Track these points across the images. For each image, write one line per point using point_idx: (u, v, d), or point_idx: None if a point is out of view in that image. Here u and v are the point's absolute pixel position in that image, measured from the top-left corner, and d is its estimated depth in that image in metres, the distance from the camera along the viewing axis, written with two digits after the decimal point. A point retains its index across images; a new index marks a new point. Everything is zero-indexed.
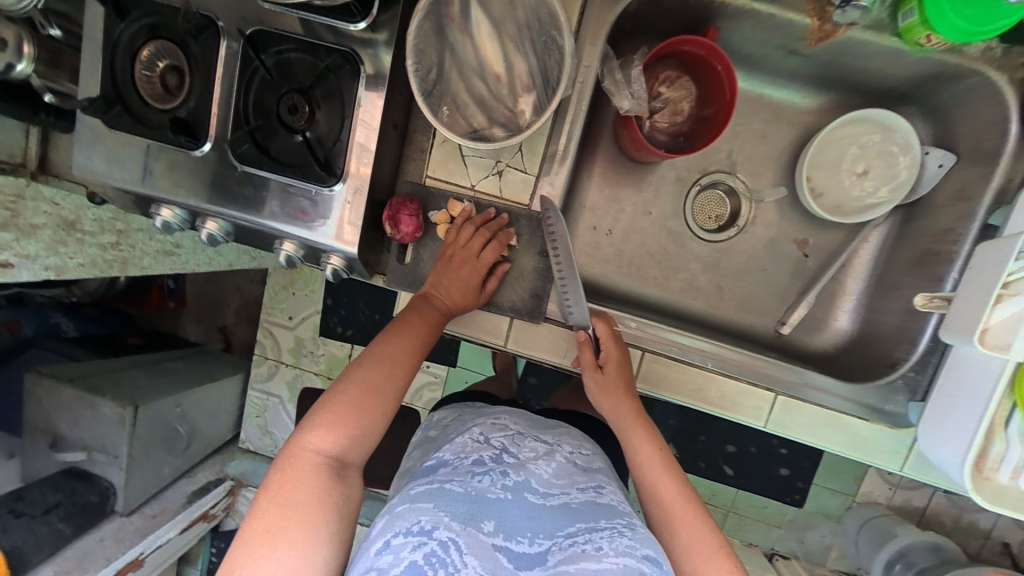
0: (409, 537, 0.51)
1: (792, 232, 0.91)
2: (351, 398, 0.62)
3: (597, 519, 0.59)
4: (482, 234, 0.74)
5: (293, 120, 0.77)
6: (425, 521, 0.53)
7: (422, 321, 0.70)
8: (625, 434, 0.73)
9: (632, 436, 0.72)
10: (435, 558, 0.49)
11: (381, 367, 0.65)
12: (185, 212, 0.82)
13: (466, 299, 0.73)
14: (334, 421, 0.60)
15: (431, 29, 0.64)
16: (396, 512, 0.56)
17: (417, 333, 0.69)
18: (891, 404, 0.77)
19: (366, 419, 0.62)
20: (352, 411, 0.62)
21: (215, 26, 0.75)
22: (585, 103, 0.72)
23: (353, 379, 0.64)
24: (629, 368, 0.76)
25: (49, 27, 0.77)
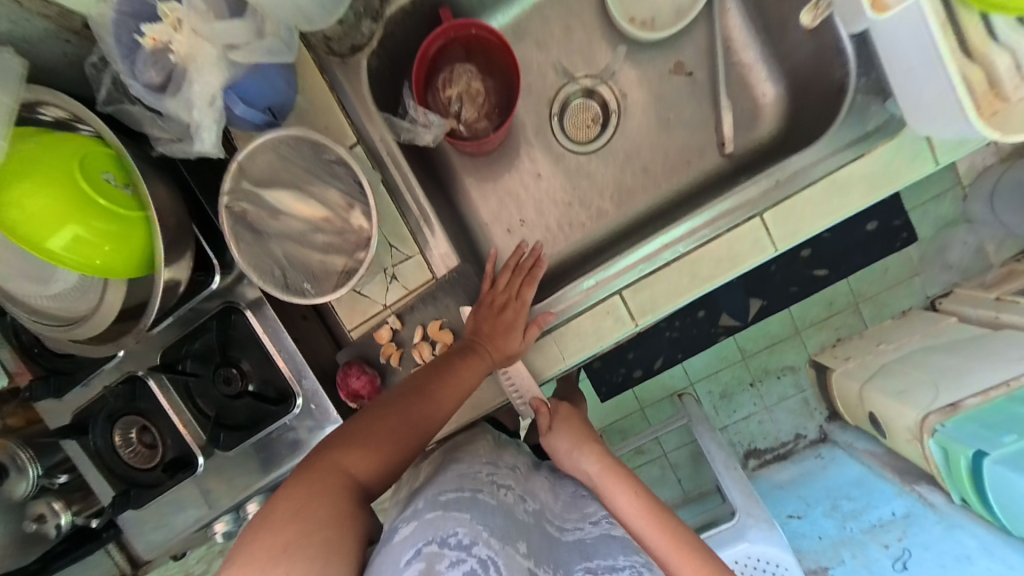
0: (446, 550, 0.51)
1: (661, 69, 0.83)
2: (388, 428, 0.61)
3: (614, 556, 0.62)
4: (519, 277, 0.75)
5: (231, 389, 0.79)
6: (463, 534, 0.53)
7: (466, 364, 0.69)
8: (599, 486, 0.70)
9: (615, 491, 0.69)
10: (475, 574, 0.50)
11: (419, 399, 0.65)
12: (232, 513, 0.87)
13: (504, 349, 0.71)
14: (374, 445, 0.60)
15: (252, 239, 0.65)
16: (426, 518, 0.54)
17: (461, 375, 0.68)
18: (871, 123, 0.64)
19: (399, 449, 0.61)
20: (390, 433, 0.61)
21: (135, 378, 0.79)
22: (405, 164, 0.71)
23: (393, 408, 0.63)
24: (581, 425, 0.78)
25: (56, 477, 0.89)
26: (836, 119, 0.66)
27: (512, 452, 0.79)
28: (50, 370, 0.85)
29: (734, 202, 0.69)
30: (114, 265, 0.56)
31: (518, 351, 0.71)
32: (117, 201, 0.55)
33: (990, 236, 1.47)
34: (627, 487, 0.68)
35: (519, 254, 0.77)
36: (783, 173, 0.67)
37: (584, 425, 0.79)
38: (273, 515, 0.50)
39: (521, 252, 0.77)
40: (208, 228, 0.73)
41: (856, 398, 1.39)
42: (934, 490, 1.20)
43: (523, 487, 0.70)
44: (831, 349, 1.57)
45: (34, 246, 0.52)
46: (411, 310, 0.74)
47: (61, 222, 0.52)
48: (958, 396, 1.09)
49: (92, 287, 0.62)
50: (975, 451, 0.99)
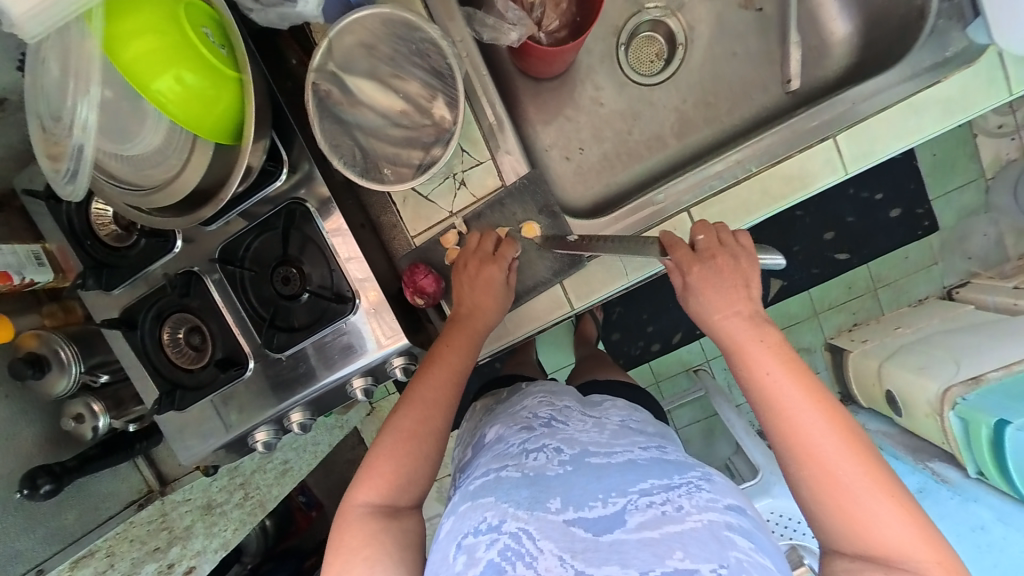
0: (480, 538, 0.53)
1: (730, 3, 0.84)
2: (398, 434, 0.64)
3: (670, 476, 0.59)
4: (489, 239, 0.72)
5: (289, 289, 0.79)
6: (491, 517, 0.55)
7: (448, 349, 0.69)
8: (736, 349, 0.59)
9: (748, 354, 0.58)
10: (510, 552, 0.51)
11: (408, 417, 0.65)
12: (272, 425, 0.86)
13: (493, 313, 0.71)
14: (390, 454, 0.62)
15: (335, 123, 0.66)
16: (460, 514, 0.59)
17: (446, 362, 0.68)
18: (951, 48, 0.66)
19: (415, 451, 0.63)
20: (406, 444, 0.63)
21: (193, 273, 0.80)
22: (482, 67, 0.72)
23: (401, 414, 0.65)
24: (727, 274, 0.61)
25: (97, 377, 0.89)
26: (915, 44, 0.67)
27: (549, 401, 0.79)
28: (99, 263, 0.83)
29: (810, 122, 0.68)
30: (205, 121, 0.55)
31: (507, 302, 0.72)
32: (218, 56, 0.55)
33: (1010, 226, 1.50)
34: (774, 351, 0.58)
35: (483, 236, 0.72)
36: (858, 97, 0.68)
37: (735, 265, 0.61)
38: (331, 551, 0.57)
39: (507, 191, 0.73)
40: (281, 121, 0.73)
41: (873, 376, 1.39)
42: (947, 465, 1.21)
43: (559, 435, 0.68)
44: (848, 332, 1.59)
45: (139, 85, 0.52)
46: (478, 217, 0.75)
47: (167, 66, 0.52)
48: (980, 370, 1.12)
49: (174, 152, 0.61)
50: (998, 419, 1.01)
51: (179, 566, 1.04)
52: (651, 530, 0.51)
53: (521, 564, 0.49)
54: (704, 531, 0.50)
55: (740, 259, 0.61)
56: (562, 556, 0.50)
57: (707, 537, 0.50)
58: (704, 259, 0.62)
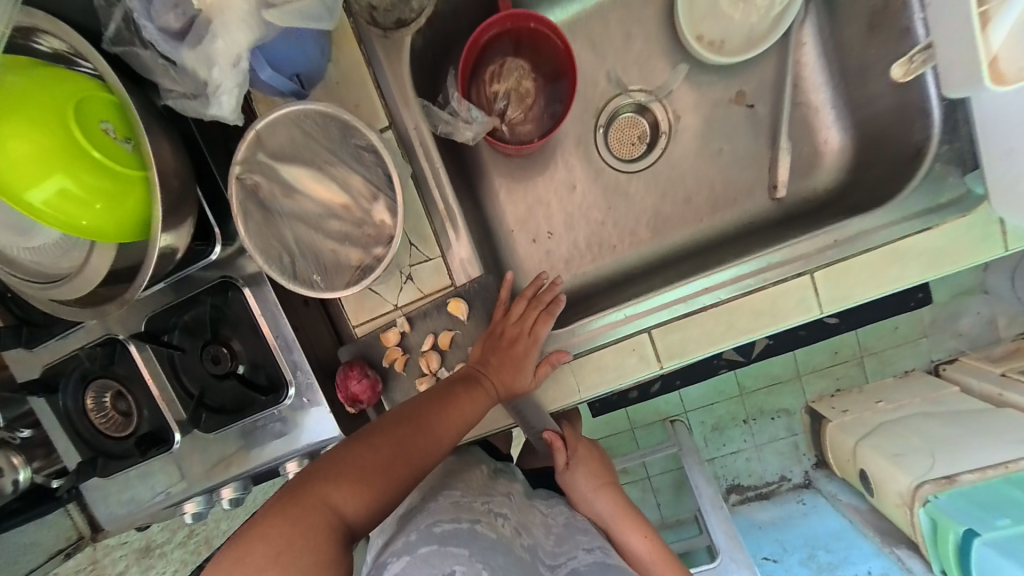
0: None
1: (721, 96, 0.77)
2: (374, 460, 0.57)
3: None
4: (535, 309, 0.69)
5: (220, 368, 0.74)
6: (459, 571, 0.53)
7: (469, 395, 0.65)
8: (616, 529, 0.74)
9: (620, 527, 0.74)
10: None
11: (422, 431, 0.60)
12: (203, 495, 0.82)
13: (510, 389, 0.67)
14: (360, 478, 0.55)
15: (262, 217, 0.60)
16: (421, 555, 0.55)
17: (460, 409, 0.64)
18: (946, 195, 0.60)
19: (390, 485, 0.57)
20: (383, 474, 0.56)
21: (117, 341, 0.74)
22: (438, 159, 0.65)
23: (393, 436, 0.59)
24: (599, 464, 0.79)
25: (18, 432, 0.85)
26: (908, 184, 0.61)
27: (507, 479, 0.78)
28: (21, 320, 0.77)
29: (787, 255, 0.64)
30: (105, 227, 0.50)
31: (525, 388, 0.68)
32: (113, 155, 0.49)
33: (1004, 312, 1.44)
34: (638, 525, 0.74)
35: (537, 285, 0.71)
36: (842, 233, 0.62)
37: (600, 461, 0.80)
38: (234, 564, 0.47)
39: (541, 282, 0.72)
40: (215, 196, 0.67)
41: (848, 454, 1.35)
42: (914, 555, 1.19)
43: (518, 515, 0.69)
44: (829, 399, 1.54)
45: (15, 196, 0.46)
46: (424, 316, 0.69)
47: (48, 173, 0.46)
48: (954, 470, 1.08)
49: (76, 246, 0.57)
50: (967, 528, 0.96)
51: None
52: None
53: None
54: None
55: (599, 455, 0.81)
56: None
57: None
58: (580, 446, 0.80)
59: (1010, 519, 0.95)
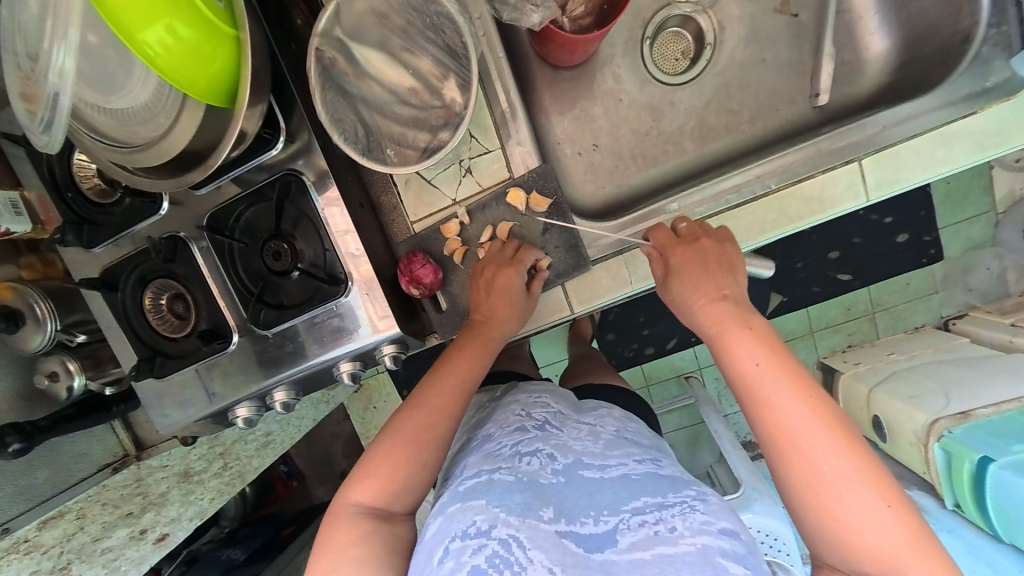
0: (468, 542, 0.52)
1: (765, 6, 0.79)
2: (394, 448, 0.62)
3: (664, 494, 0.58)
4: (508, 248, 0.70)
5: (280, 265, 0.76)
6: (481, 521, 0.54)
7: (462, 355, 0.67)
8: (718, 335, 0.58)
9: (730, 341, 0.56)
10: (498, 559, 0.50)
11: (430, 407, 0.64)
12: (254, 401, 0.83)
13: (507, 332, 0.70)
14: (385, 467, 0.61)
15: (337, 93, 0.61)
16: (449, 514, 0.57)
17: (459, 371, 0.66)
18: (991, 79, 0.62)
19: (419, 460, 0.62)
20: (407, 455, 0.61)
21: (179, 239, 0.76)
22: (500, 49, 0.68)
23: (407, 420, 0.63)
24: (721, 275, 0.61)
25: (74, 336, 0.86)
26: (956, 70, 0.64)
27: (545, 402, 0.77)
28: (81, 219, 0.79)
29: (835, 143, 0.66)
30: (200, 79, 0.52)
31: (520, 319, 0.70)
32: (214, 10, 0.51)
33: (1013, 263, 1.47)
34: (760, 342, 0.55)
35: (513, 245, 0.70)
36: (891, 118, 0.64)
37: (724, 272, 0.62)
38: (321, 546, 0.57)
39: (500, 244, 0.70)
40: (282, 87, 0.69)
41: (862, 402, 1.37)
42: (925, 494, 1.23)
43: (553, 441, 0.67)
44: (842, 353, 1.58)
45: (126, 35, 0.48)
46: (482, 208, 0.72)
47: (159, 15, 0.48)
48: (969, 405, 1.11)
49: (164, 110, 0.57)
50: (982, 456, 1.00)
51: (151, 532, 1.03)
52: (642, 551, 0.51)
53: (507, 573, 0.49)
54: (696, 555, 0.49)
55: (724, 270, 0.62)
56: (552, 568, 0.49)
57: (700, 563, 0.48)
58: (686, 245, 0.65)
59: None
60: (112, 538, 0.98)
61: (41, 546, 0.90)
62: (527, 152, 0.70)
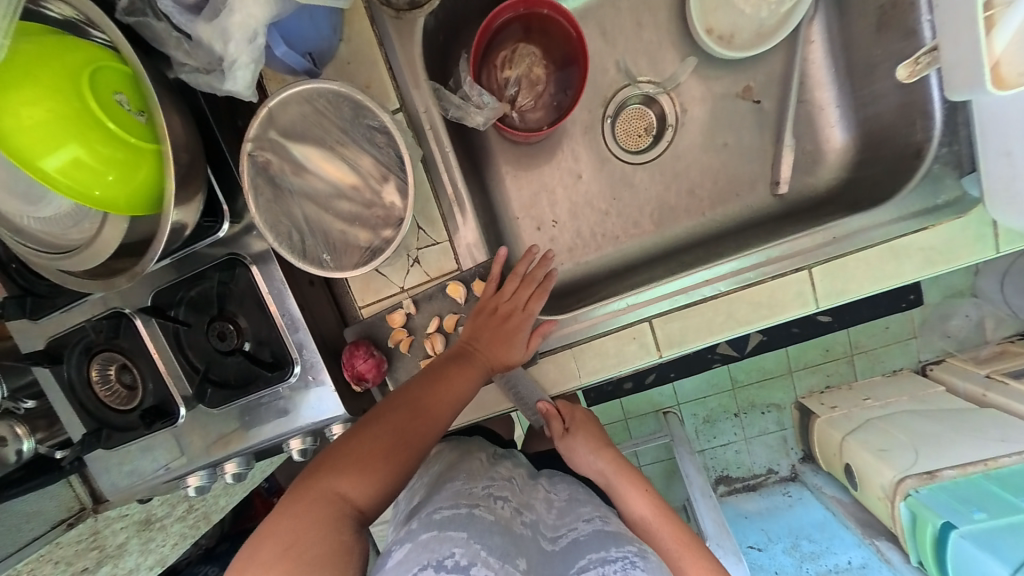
0: (442, 573, 0.52)
1: (728, 90, 0.78)
2: (371, 444, 0.59)
3: (609, 548, 0.60)
4: (524, 288, 0.71)
5: (226, 345, 0.75)
6: (459, 555, 0.54)
7: (461, 371, 0.66)
8: (613, 489, 0.75)
9: (619, 484, 0.74)
10: None
11: (416, 413, 0.62)
12: (206, 470, 0.84)
13: (496, 364, 0.68)
14: (359, 461, 0.58)
15: (272, 193, 0.60)
16: (421, 541, 0.57)
17: (451, 384, 0.65)
18: (943, 196, 0.62)
19: (392, 469, 0.59)
20: (381, 459, 0.59)
21: (122, 314, 0.76)
22: (447, 142, 0.66)
23: (390, 419, 0.61)
24: (598, 430, 0.81)
25: (21, 403, 0.86)
26: (906, 184, 0.63)
27: (511, 465, 0.80)
28: (24, 291, 0.77)
29: (786, 251, 0.66)
30: (114, 198, 0.50)
31: (515, 361, 0.69)
32: (128, 127, 0.50)
33: (992, 313, 1.46)
34: (637, 482, 0.74)
35: (530, 259, 0.72)
36: (840, 231, 0.64)
37: (597, 427, 0.82)
38: (255, 546, 0.51)
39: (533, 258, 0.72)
40: (224, 173, 0.68)
41: (835, 448, 1.38)
42: (892, 546, 1.23)
43: (518, 497, 0.70)
44: (818, 394, 1.57)
45: (24, 162, 0.46)
46: (429, 298, 0.71)
47: (61, 141, 0.46)
48: (937, 465, 1.10)
49: (88, 216, 0.57)
50: (945, 521, 0.98)
51: None
52: None
53: None
54: None
55: (598, 426, 0.83)
56: None
57: None
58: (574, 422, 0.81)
59: (986, 512, 0.98)
60: None
61: None
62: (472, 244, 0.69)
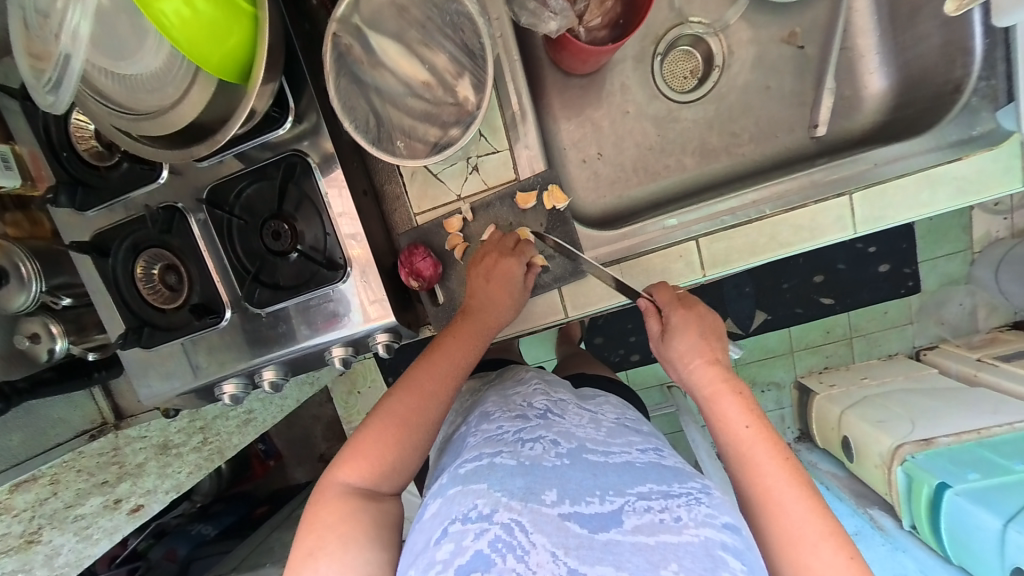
0: (469, 526, 0.52)
1: (774, 35, 0.82)
2: (374, 431, 0.61)
3: (669, 483, 0.59)
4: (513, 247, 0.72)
5: (279, 245, 0.76)
6: (482, 506, 0.54)
7: (456, 337, 0.67)
8: (710, 396, 0.61)
9: (719, 396, 0.61)
10: (501, 543, 0.50)
11: (414, 389, 0.63)
12: (242, 378, 0.83)
13: (493, 319, 0.70)
14: (362, 453, 0.60)
15: (352, 80, 0.62)
16: (449, 496, 0.58)
17: (449, 350, 0.66)
18: (978, 128, 0.68)
19: (400, 443, 0.61)
20: (385, 441, 0.60)
21: (177, 209, 0.75)
22: (515, 52, 0.69)
23: (385, 407, 0.63)
24: (708, 322, 0.67)
25: (59, 299, 0.84)
26: (944, 117, 0.68)
27: (545, 392, 0.78)
28: (75, 180, 0.78)
29: (828, 175, 0.70)
30: (214, 53, 0.52)
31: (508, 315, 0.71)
32: None
33: (986, 301, 1.48)
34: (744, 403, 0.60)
35: (508, 237, 0.73)
36: (881, 158, 0.69)
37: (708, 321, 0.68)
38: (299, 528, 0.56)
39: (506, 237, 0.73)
40: (294, 69, 0.69)
41: (834, 422, 1.38)
42: (885, 514, 1.24)
43: (556, 428, 0.67)
44: (818, 375, 1.58)
45: (144, 5, 0.48)
46: (486, 207, 0.75)
47: None
48: (932, 432, 1.13)
49: (174, 80, 0.57)
50: (940, 481, 1.02)
51: (127, 502, 1.02)
52: (646, 535, 0.51)
53: (511, 557, 0.48)
54: (699, 546, 0.50)
55: (711, 320, 0.68)
56: (554, 552, 0.49)
57: (701, 553, 0.49)
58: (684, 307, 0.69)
59: (980, 473, 1.01)
60: (86, 505, 0.97)
61: (11, 509, 0.88)
62: (530, 154, 0.72)
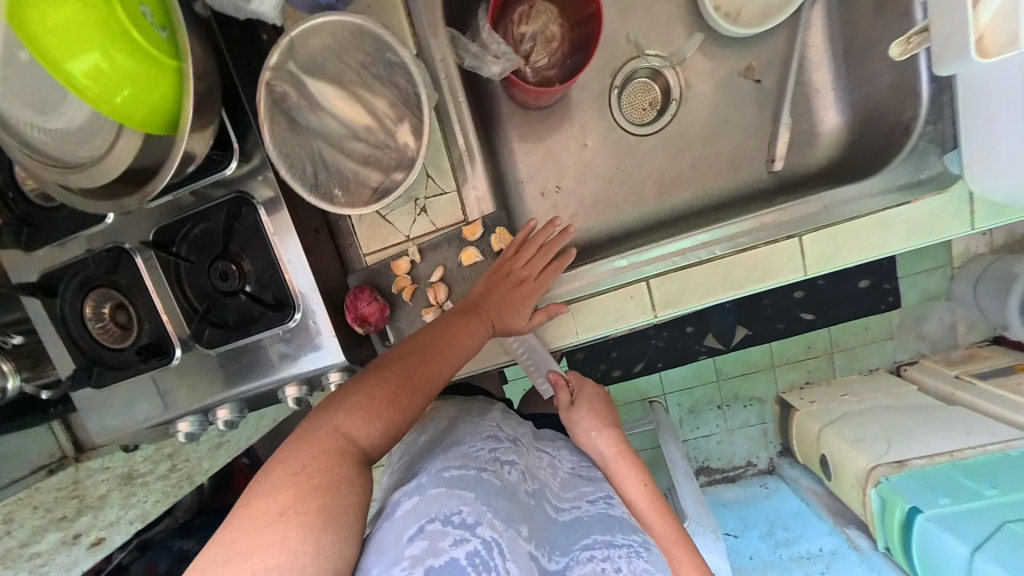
0: (449, 529, 0.49)
1: (731, 68, 0.81)
2: (384, 388, 0.57)
3: (613, 533, 0.59)
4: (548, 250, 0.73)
5: (227, 285, 0.74)
6: (466, 513, 0.51)
7: (469, 326, 0.66)
8: (615, 473, 0.76)
9: (620, 472, 0.75)
10: (478, 559, 0.47)
11: (428, 359, 0.61)
12: (197, 415, 0.81)
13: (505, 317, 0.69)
14: (367, 406, 0.56)
15: (289, 126, 0.61)
16: (429, 495, 0.53)
17: (463, 335, 0.65)
18: (926, 171, 0.67)
19: (404, 412, 0.58)
20: (391, 403, 0.57)
21: (122, 250, 0.75)
22: (461, 93, 0.69)
23: (399, 366, 0.59)
24: (604, 405, 0.82)
25: (11, 338, 0.85)
26: (895, 156, 0.68)
27: (508, 424, 0.75)
28: (22, 220, 0.77)
29: (781, 216, 0.70)
30: (134, 109, 0.51)
31: (521, 326, 0.71)
32: (151, 40, 0.51)
33: (965, 318, 1.47)
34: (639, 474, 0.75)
35: (551, 230, 0.73)
36: (831, 200, 0.69)
37: (604, 404, 0.83)
38: (268, 478, 0.49)
39: (552, 231, 0.73)
40: (236, 111, 0.68)
41: (812, 438, 1.36)
42: (862, 533, 1.22)
43: (526, 460, 0.66)
44: (799, 390, 1.55)
45: (53, 64, 0.48)
46: (435, 247, 0.74)
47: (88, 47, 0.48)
48: (905, 453, 1.12)
49: (100, 133, 0.56)
50: (911, 505, 0.99)
51: (87, 536, 1.00)
52: None
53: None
54: None
55: (603, 400, 0.84)
56: None
57: None
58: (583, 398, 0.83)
59: (950, 498, 0.98)
60: (42, 542, 0.95)
61: None
62: (478, 194, 0.73)
